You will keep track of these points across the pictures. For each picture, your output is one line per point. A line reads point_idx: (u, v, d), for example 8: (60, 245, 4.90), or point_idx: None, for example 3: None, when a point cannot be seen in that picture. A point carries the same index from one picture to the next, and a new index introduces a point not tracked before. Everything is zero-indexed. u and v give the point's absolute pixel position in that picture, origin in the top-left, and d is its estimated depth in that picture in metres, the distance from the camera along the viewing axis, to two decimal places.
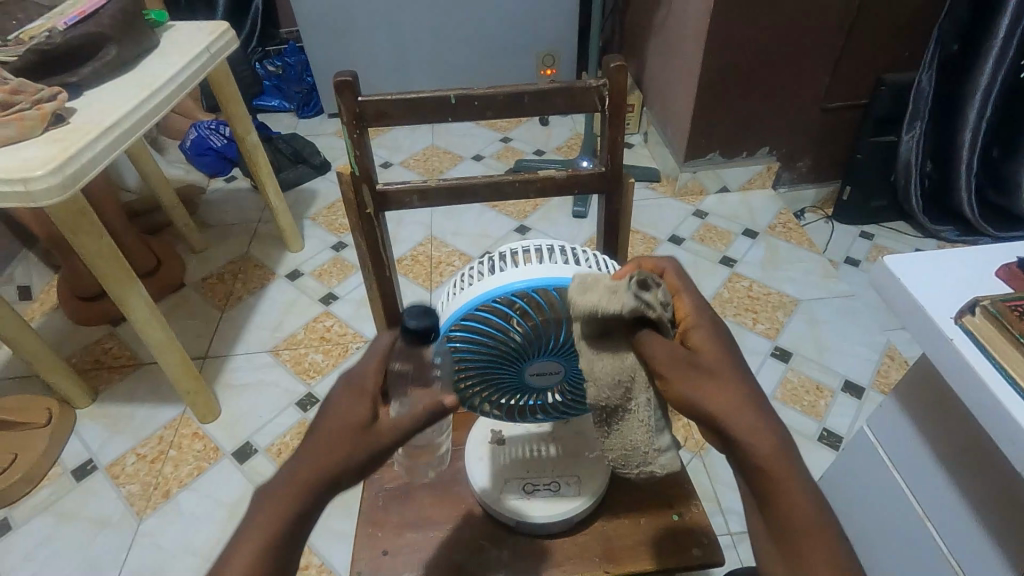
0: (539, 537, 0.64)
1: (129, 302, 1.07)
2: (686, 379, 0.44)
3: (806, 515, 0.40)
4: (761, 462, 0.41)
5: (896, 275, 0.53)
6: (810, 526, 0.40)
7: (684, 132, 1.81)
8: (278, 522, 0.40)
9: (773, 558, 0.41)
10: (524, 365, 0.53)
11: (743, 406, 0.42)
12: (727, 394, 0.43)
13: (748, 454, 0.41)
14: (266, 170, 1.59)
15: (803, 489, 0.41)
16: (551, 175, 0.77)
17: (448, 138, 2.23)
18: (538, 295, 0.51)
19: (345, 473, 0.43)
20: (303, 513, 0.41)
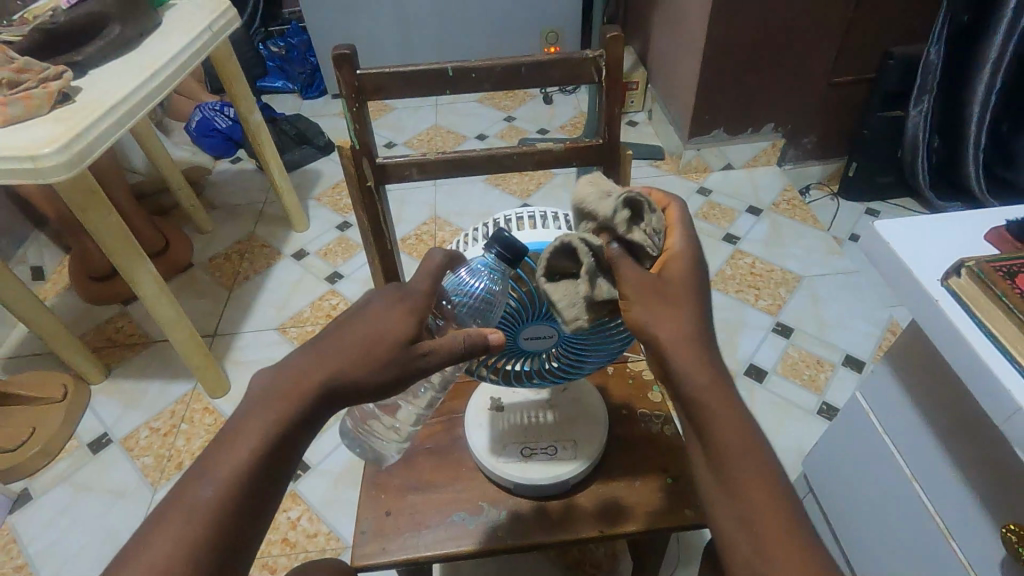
0: (535, 499, 0.66)
1: (139, 278, 1.10)
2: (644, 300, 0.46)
3: (739, 431, 0.44)
4: (700, 393, 0.45)
5: (886, 240, 0.53)
6: (745, 439, 0.44)
7: (688, 109, 1.80)
8: (286, 411, 0.44)
9: (707, 478, 0.45)
10: (519, 328, 0.55)
11: (689, 333, 0.46)
12: (678, 319, 0.46)
13: (691, 376, 0.45)
14: (270, 150, 1.60)
15: (737, 409, 0.45)
16: (549, 147, 0.78)
17: (451, 117, 2.22)
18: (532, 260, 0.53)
19: (360, 384, 0.46)
20: (309, 419, 0.45)
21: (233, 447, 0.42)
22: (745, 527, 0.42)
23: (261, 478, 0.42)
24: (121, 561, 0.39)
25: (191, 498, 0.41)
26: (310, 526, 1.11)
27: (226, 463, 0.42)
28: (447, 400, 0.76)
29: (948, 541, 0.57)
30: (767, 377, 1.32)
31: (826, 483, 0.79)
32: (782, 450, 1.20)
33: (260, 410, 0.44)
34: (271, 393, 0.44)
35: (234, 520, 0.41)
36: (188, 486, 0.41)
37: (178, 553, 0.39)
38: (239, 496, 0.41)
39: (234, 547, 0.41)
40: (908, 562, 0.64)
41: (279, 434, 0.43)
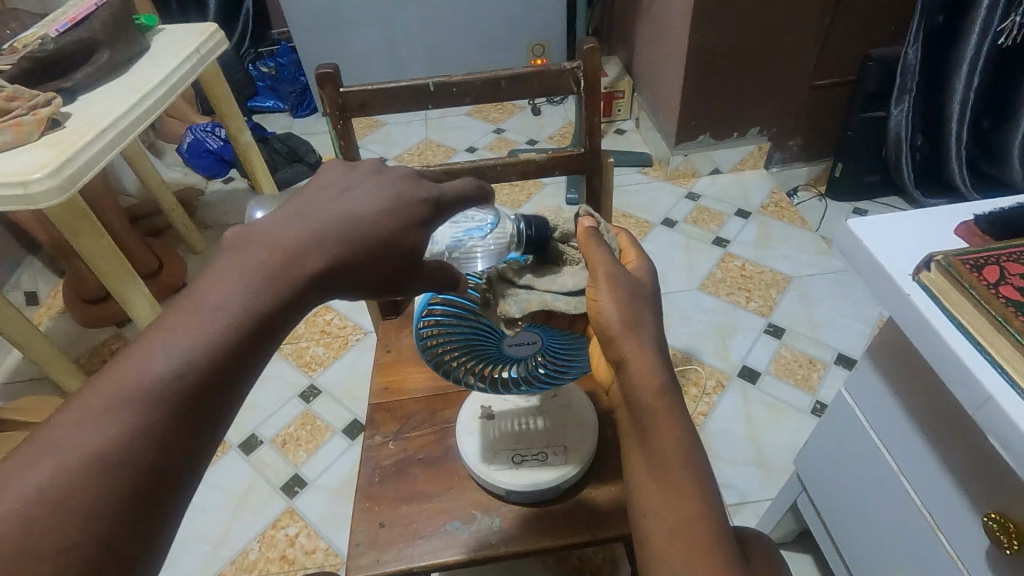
0: (528, 505, 0.67)
1: (132, 299, 1.10)
2: (607, 294, 0.46)
3: (678, 452, 0.44)
4: (646, 395, 0.44)
5: (859, 238, 0.54)
6: (685, 462, 0.44)
7: (674, 116, 1.82)
8: (270, 280, 0.38)
9: (646, 485, 0.44)
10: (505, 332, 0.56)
11: (646, 344, 0.45)
12: (639, 327, 0.45)
13: (639, 388, 0.44)
14: (261, 169, 1.61)
15: (680, 430, 0.45)
16: (532, 158, 0.79)
17: (441, 131, 2.25)
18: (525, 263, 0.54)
19: (357, 260, 0.42)
20: (297, 309, 0.39)
21: (199, 315, 0.35)
22: (671, 534, 0.42)
23: (237, 352, 0.36)
24: (49, 440, 0.31)
25: (149, 366, 0.33)
26: (308, 542, 1.11)
27: (192, 331, 0.35)
28: (439, 410, 0.76)
29: (938, 536, 0.58)
30: (760, 378, 1.33)
31: (818, 484, 0.79)
32: (778, 450, 1.20)
33: (237, 274, 0.37)
34: (250, 257, 0.38)
35: (198, 398, 0.34)
36: (141, 354, 0.34)
37: (132, 426, 0.32)
38: (207, 369, 0.34)
39: (197, 431, 0.34)
40: (902, 560, 0.64)
41: (259, 305, 0.37)
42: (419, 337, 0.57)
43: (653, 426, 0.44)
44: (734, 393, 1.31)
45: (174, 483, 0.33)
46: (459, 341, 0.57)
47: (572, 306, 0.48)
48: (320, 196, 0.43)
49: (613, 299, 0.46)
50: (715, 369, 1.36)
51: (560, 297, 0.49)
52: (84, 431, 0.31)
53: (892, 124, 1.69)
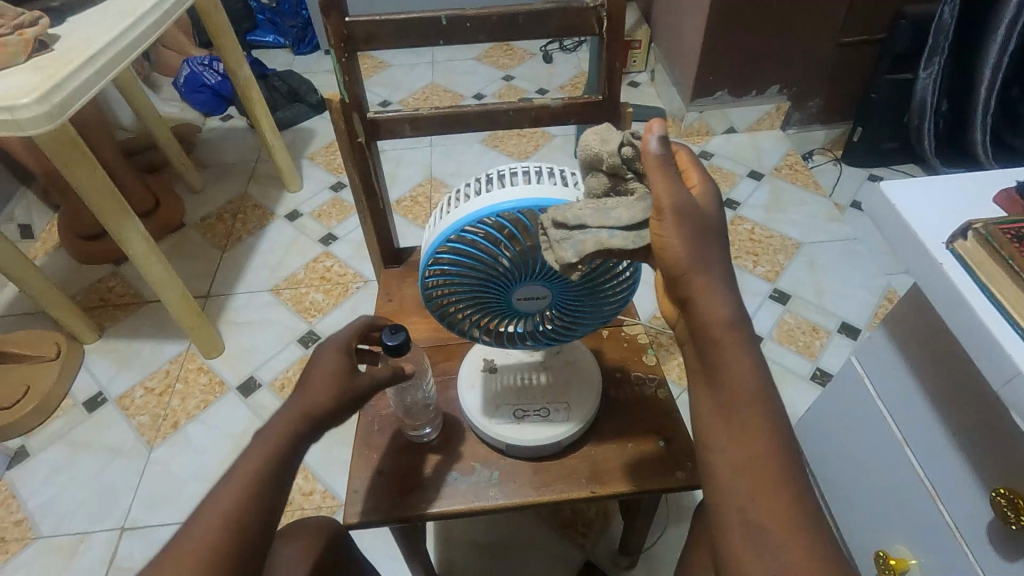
0: (527, 459, 0.66)
1: (127, 236, 1.07)
2: (672, 229, 0.42)
3: (747, 388, 0.42)
4: (712, 329, 0.42)
5: (891, 200, 0.52)
6: (754, 399, 0.42)
7: (692, 70, 1.75)
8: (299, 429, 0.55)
9: (713, 424, 0.42)
10: (512, 288, 0.54)
11: (715, 283, 0.42)
12: (705, 264, 0.42)
13: (705, 325, 0.42)
14: (260, 107, 1.55)
15: (751, 365, 0.42)
16: (547, 104, 0.75)
17: (449, 75, 2.16)
18: (523, 216, 0.49)
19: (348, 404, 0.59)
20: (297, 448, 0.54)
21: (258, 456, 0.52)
22: (738, 475, 0.40)
23: (284, 475, 0.52)
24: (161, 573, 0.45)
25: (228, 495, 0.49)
26: (305, 485, 1.12)
27: (253, 468, 0.51)
28: (441, 361, 0.75)
29: (937, 507, 0.58)
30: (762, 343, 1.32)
31: (819, 447, 0.79)
32: None
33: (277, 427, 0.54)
34: (278, 419, 0.55)
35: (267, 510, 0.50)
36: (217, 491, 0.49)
37: (222, 538, 0.47)
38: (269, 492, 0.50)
39: (266, 535, 0.50)
40: (897, 524, 0.64)
41: (293, 447, 0.54)
42: (425, 287, 0.55)
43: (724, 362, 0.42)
44: None
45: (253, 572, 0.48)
46: (462, 293, 0.55)
47: (630, 243, 0.44)
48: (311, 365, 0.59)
49: (678, 233, 0.42)
50: None
51: (616, 233, 0.45)
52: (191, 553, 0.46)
53: (918, 89, 1.63)
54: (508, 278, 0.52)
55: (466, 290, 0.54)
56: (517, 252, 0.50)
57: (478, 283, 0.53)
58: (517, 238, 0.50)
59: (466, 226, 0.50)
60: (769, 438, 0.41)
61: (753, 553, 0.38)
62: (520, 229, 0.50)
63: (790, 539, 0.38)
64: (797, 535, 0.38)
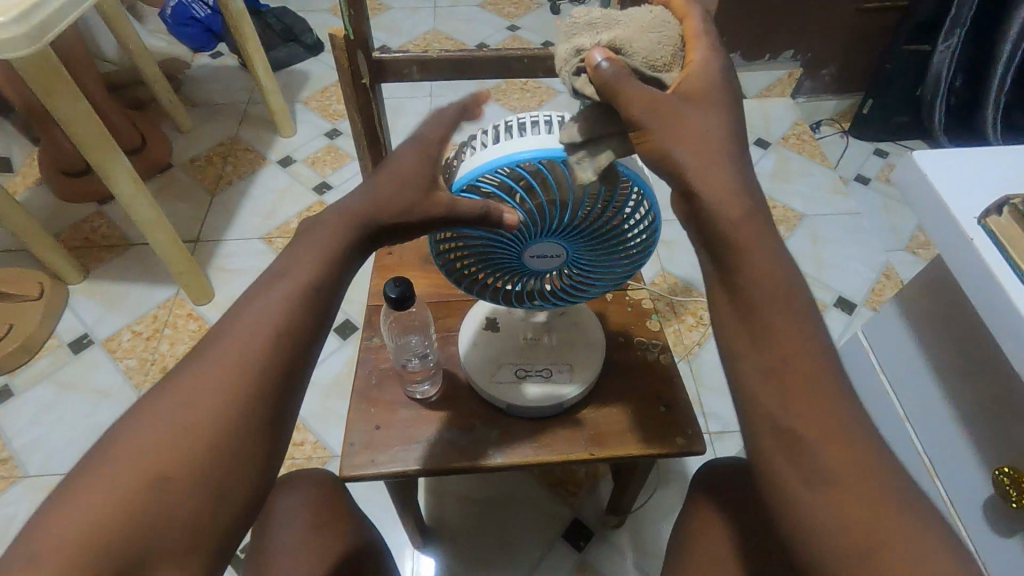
0: (527, 420, 0.66)
1: (112, 172, 1.02)
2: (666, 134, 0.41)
3: (786, 323, 0.40)
4: (740, 261, 0.40)
5: (923, 169, 0.50)
6: (798, 333, 0.40)
7: (705, 29, 1.68)
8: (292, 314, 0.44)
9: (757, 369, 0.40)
10: (525, 246, 0.51)
11: (741, 206, 0.41)
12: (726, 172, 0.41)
13: (734, 254, 0.40)
14: (253, 44, 1.47)
15: (786, 291, 0.40)
16: (563, 53, 0.71)
17: (451, 22, 2.06)
18: (544, 167, 0.46)
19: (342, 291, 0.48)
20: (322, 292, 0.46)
21: (239, 347, 0.43)
22: (792, 416, 0.38)
23: (308, 334, 0.45)
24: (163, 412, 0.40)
25: (204, 392, 0.41)
26: (297, 435, 1.12)
27: (258, 330, 0.43)
28: (442, 318, 0.74)
29: (932, 480, 0.59)
30: None
31: None
32: None
33: (262, 309, 0.44)
34: (289, 274, 0.46)
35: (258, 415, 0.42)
36: (188, 386, 0.41)
37: (227, 415, 0.41)
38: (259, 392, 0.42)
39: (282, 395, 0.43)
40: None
41: (311, 307, 0.45)
42: (434, 242, 0.53)
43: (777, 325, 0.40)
44: None
45: (267, 453, 0.42)
46: (470, 248, 0.52)
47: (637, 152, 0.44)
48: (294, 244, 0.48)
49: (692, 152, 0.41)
50: None
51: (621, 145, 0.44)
52: (161, 457, 0.39)
53: (934, 62, 1.58)
54: (521, 235, 0.50)
55: (475, 245, 0.51)
56: (533, 205, 0.48)
57: (489, 239, 0.50)
58: (534, 190, 0.47)
59: (482, 175, 0.48)
60: (819, 371, 0.39)
61: (808, 496, 0.37)
62: (538, 179, 0.47)
63: (849, 477, 0.37)
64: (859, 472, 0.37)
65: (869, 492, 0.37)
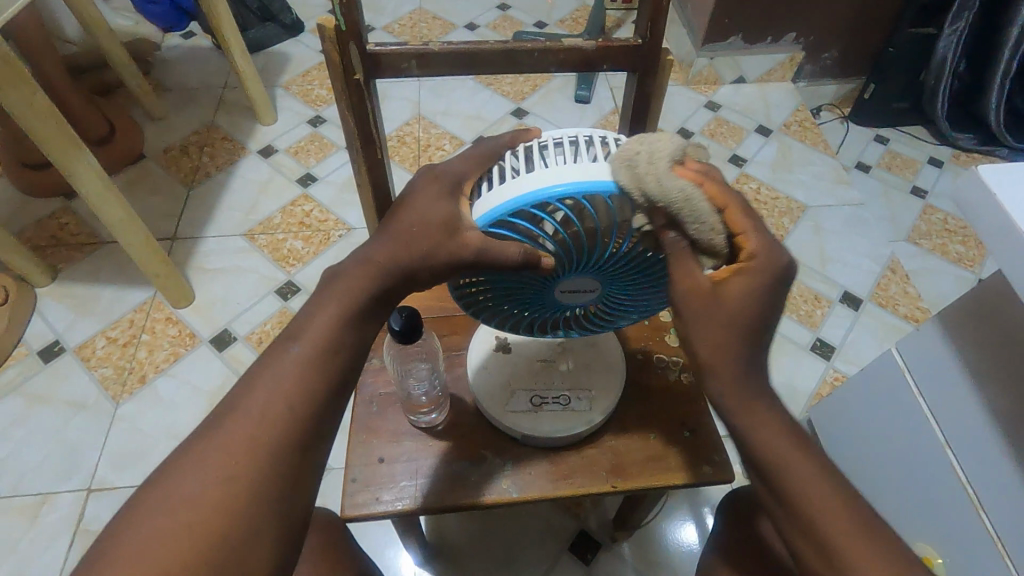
0: (543, 448, 0.61)
1: (77, 173, 0.94)
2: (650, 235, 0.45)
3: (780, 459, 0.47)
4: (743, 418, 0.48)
5: (988, 185, 0.46)
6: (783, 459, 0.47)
7: (706, 10, 1.61)
8: (306, 401, 0.42)
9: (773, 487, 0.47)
10: (557, 281, 0.48)
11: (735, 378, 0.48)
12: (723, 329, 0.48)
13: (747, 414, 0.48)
14: (228, 25, 1.37)
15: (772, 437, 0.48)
16: (579, 45, 0.64)
17: (438, 0, 1.96)
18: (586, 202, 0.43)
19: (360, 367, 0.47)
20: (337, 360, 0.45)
21: (252, 432, 0.40)
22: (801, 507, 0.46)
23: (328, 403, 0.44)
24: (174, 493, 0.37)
25: (211, 486, 0.38)
26: None
27: (273, 399, 0.42)
28: (447, 336, 0.68)
29: (977, 510, 0.58)
30: None
31: (834, 427, 0.79)
32: (775, 388, 1.18)
33: (276, 388, 0.42)
34: (306, 335, 0.45)
35: (271, 508, 0.39)
36: (194, 478, 0.38)
37: (244, 489, 0.38)
38: (272, 486, 0.39)
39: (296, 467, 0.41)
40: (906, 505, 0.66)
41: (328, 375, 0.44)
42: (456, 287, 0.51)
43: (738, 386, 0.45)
44: None
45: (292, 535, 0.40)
46: (495, 285, 0.49)
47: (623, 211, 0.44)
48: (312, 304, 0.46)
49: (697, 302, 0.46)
50: None
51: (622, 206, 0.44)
52: (162, 554, 0.35)
53: (940, 46, 1.52)
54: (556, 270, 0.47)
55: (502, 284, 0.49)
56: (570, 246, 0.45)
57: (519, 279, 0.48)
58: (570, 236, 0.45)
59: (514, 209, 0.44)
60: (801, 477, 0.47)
61: None
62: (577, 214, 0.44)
63: None
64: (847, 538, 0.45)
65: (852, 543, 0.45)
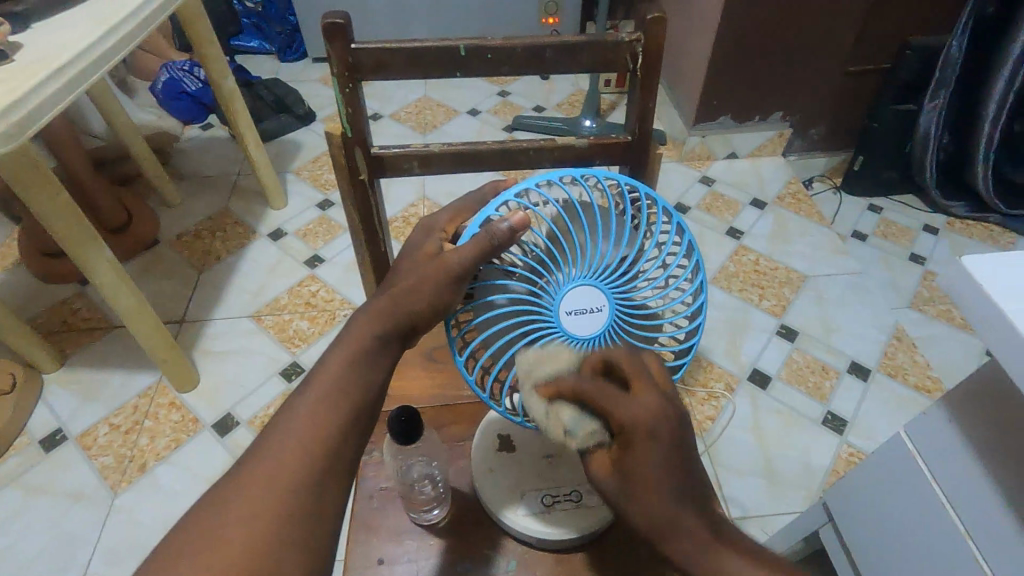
0: (553, 549, 0.58)
1: (93, 265, 0.97)
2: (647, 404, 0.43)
3: None
4: None
5: (976, 277, 0.47)
6: None
7: (695, 94, 1.70)
8: (323, 443, 0.41)
9: None
10: (561, 300, 0.47)
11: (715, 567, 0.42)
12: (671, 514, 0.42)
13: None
14: (244, 119, 1.46)
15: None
16: (571, 143, 0.68)
17: (442, 89, 2.08)
18: (561, 224, 0.50)
19: (386, 387, 0.46)
20: (360, 377, 0.45)
21: (266, 479, 0.39)
22: None
23: (355, 420, 0.43)
24: (204, 520, 0.37)
25: (230, 520, 0.37)
26: None
27: (297, 420, 0.41)
28: (448, 425, 0.68)
29: None
30: (771, 384, 1.27)
31: (851, 514, 0.76)
32: (788, 464, 1.15)
33: (297, 412, 0.42)
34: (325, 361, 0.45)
35: (299, 523, 0.38)
36: (212, 520, 0.37)
37: (270, 507, 0.38)
38: (290, 534, 0.37)
39: (323, 480, 0.40)
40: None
41: (353, 392, 0.44)
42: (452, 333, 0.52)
43: (706, 561, 0.40)
44: (743, 399, 1.25)
45: (319, 550, 0.38)
46: (492, 333, 0.49)
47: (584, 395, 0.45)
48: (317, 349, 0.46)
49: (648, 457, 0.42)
50: (725, 372, 1.29)
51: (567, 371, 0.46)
52: None
53: (921, 122, 1.58)
54: (549, 283, 0.48)
55: (499, 323, 0.48)
56: (557, 248, 0.49)
57: (516, 309, 0.48)
58: (557, 235, 0.49)
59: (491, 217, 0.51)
60: None
61: None
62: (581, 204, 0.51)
63: None
64: None
65: None
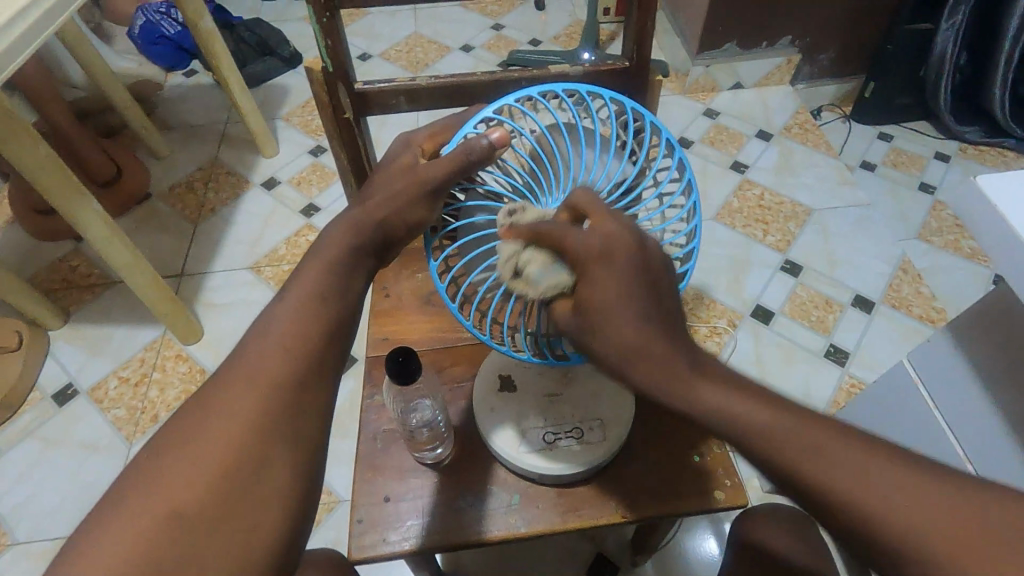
0: (554, 483, 0.59)
1: (82, 220, 0.96)
2: (605, 269, 0.41)
3: (797, 438, 0.38)
4: (758, 432, 0.38)
5: (989, 198, 0.45)
6: (797, 439, 0.38)
7: (699, 19, 1.61)
8: (303, 362, 0.41)
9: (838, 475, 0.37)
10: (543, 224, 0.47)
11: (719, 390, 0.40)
12: (628, 301, 0.40)
13: (754, 432, 0.38)
14: (225, 62, 1.39)
15: (774, 407, 0.39)
16: (565, 71, 0.64)
17: (433, 24, 1.98)
18: (545, 140, 0.48)
19: (363, 309, 0.46)
20: (338, 302, 0.44)
21: (252, 398, 0.39)
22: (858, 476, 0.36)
23: (335, 344, 0.43)
24: (192, 433, 0.38)
25: (216, 434, 0.38)
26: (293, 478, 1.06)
27: (279, 343, 0.42)
28: (447, 367, 0.68)
29: None
30: (774, 319, 1.27)
31: None
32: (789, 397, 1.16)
33: (277, 335, 0.42)
34: (299, 286, 0.44)
35: (286, 437, 0.39)
36: (197, 436, 0.38)
37: (255, 424, 0.39)
38: (279, 449, 0.39)
39: (306, 398, 0.41)
40: None
41: (334, 319, 0.44)
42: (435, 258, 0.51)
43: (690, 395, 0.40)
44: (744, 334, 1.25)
45: (309, 463, 0.40)
46: (477, 256, 0.48)
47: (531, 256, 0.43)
48: (293, 286, 0.45)
49: (608, 282, 0.41)
50: (727, 308, 1.29)
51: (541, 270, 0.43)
52: (181, 488, 0.36)
53: (938, 41, 1.50)
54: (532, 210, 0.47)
55: (483, 249, 0.47)
56: (539, 175, 0.49)
57: None
58: (538, 156, 0.49)
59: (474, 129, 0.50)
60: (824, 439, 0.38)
61: (885, 501, 0.35)
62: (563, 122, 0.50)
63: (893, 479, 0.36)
64: (898, 475, 0.36)
65: (923, 489, 0.36)
